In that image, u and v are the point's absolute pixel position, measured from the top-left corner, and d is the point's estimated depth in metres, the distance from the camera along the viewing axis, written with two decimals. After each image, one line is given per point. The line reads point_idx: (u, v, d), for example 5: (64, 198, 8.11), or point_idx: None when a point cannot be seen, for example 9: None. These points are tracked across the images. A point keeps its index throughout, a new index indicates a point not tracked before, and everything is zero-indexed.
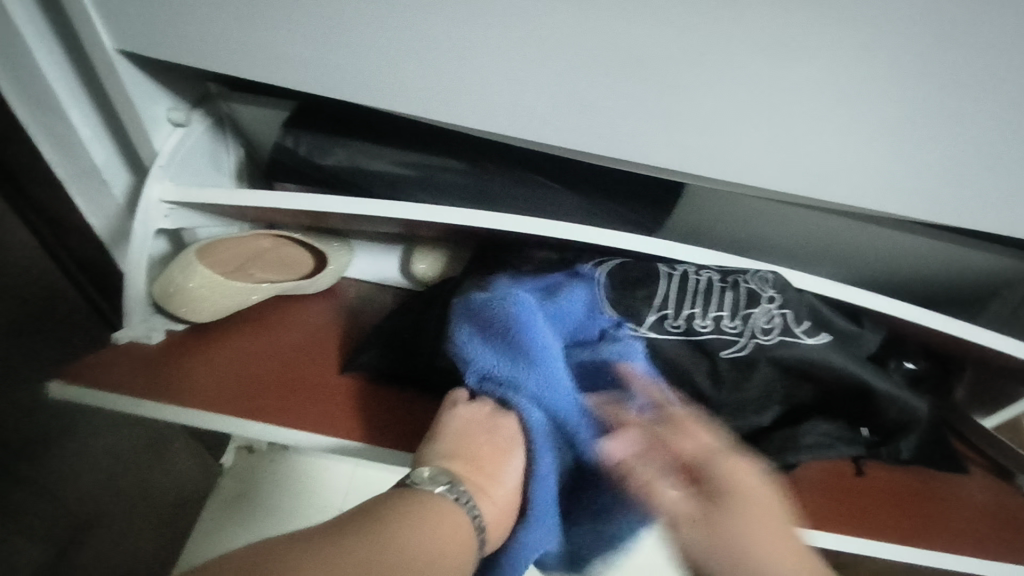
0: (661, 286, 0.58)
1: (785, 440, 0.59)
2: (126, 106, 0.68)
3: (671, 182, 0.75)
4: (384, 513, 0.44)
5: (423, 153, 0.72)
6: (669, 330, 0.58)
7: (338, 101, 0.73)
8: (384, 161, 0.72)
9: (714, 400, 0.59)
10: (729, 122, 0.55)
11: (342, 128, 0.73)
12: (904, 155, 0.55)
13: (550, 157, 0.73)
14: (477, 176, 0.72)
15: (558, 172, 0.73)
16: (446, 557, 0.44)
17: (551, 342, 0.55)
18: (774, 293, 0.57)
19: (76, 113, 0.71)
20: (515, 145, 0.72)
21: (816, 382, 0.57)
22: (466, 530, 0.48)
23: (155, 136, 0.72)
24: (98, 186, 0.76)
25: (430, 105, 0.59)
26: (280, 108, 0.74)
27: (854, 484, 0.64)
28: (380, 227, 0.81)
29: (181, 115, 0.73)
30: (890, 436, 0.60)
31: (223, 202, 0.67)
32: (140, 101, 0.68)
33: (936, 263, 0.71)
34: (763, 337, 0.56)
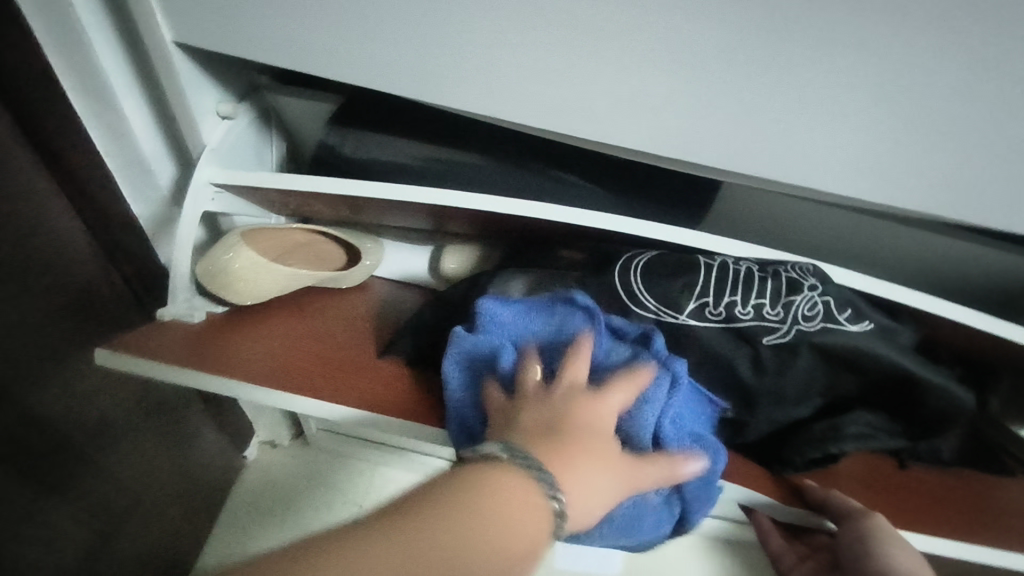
0: (701, 273, 0.58)
1: (826, 431, 0.57)
2: (175, 93, 0.68)
3: (705, 184, 0.77)
4: (467, 492, 0.42)
5: (464, 151, 0.74)
6: (711, 317, 0.58)
7: (381, 96, 0.76)
8: (424, 156, 0.74)
9: (756, 386, 0.57)
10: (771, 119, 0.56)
11: (385, 123, 0.75)
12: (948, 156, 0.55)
13: (585, 155, 0.74)
14: (515, 173, 0.73)
15: (595, 172, 0.75)
16: (506, 545, 0.41)
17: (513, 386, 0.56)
18: (815, 281, 0.57)
19: (129, 102, 0.73)
20: (553, 143, 0.74)
21: (857, 371, 0.56)
22: (538, 525, 0.42)
23: (203, 127, 0.72)
24: (144, 175, 0.77)
25: (479, 99, 0.62)
26: (326, 101, 0.76)
27: (897, 476, 0.65)
28: (415, 224, 0.83)
29: (229, 107, 0.73)
30: (932, 427, 0.57)
31: (268, 185, 0.68)
32: (192, 92, 0.69)
33: (967, 264, 0.73)
34: (806, 323, 0.55)
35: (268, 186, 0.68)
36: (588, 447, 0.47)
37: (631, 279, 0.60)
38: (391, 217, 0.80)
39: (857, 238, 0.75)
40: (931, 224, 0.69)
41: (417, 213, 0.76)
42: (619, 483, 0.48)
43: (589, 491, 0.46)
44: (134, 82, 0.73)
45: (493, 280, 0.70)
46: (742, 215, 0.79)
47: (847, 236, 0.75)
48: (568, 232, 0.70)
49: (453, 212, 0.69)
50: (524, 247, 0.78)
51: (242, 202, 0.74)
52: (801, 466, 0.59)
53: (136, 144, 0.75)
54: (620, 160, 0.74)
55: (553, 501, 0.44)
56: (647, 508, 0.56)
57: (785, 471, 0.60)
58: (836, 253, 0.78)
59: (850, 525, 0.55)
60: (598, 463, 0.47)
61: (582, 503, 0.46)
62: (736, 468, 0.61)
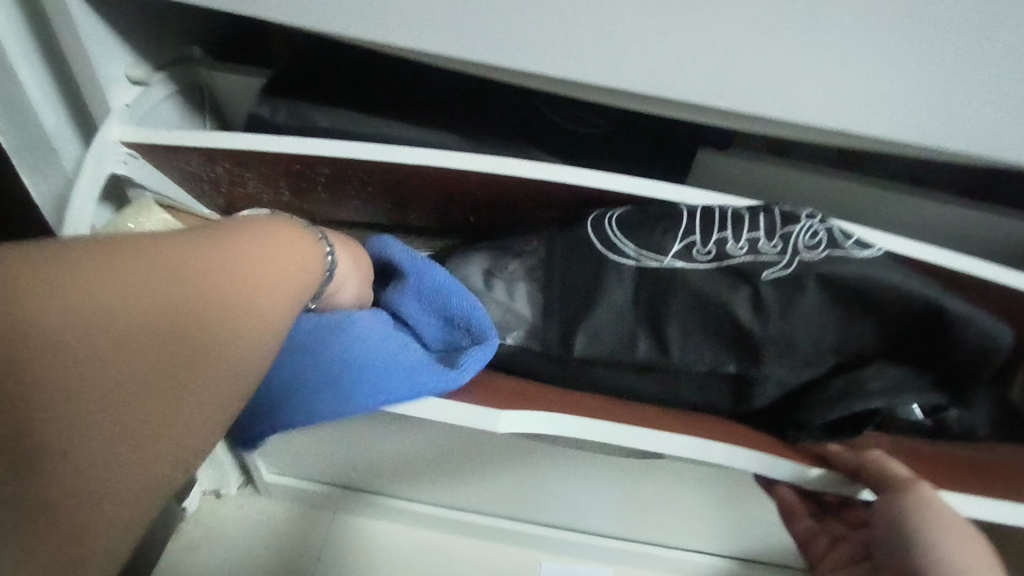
0: (685, 215, 0.51)
1: (846, 384, 0.48)
2: (79, 57, 0.59)
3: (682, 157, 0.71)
4: (271, 248, 0.40)
5: (415, 126, 0.67)
6: (700, 258, 0.50)
7: (318, 62, 0.70)
8: (370, 130, 0.66)
9: (759, 334, 0.48)
10: None
11: (324, 93, 0.68)
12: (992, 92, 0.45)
13: (547, 129, 0.69)
14: (474, 147, 0.67)
15: (558, 145, 0.69)
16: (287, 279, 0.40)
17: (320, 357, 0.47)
18: (813, 211, 0.50)
19: (24, 68, 0.63)
20: (510, 115, 0.69)
21: (876, 312, 0.47)
22: (307, 262, 0.42)
23: (112, 92, 0.62)
24: (48, 154, 0.69)
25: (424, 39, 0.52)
26: (258, 74, 0.70)
27: (938, 454, 0.55)
28: (367, 217, 0.74)
29: (142, 72, 0.64)
30: (968, 378, 0.48)
31: (188, 143, 0.59)
32: (98, 54, 0.60)
33: (955, 235, 0.69)
34: (808, 253, 0.48)
35: (187, 145, 0.60)
36: (291, 246, 0.42)
37: (606, 228, 0.52)
38: (340, 204, 0.71)
39: (839, 206, 0.70)
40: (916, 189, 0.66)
41: (367, 192, 0.67)
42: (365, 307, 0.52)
43: (343, 273, 0.47)
44: (34, 49, 0.63)
45: (454, 257, 0.62)
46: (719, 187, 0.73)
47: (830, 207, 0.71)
48: (535, 197, 0.61)
49: (408, 178, 0.62)
50: (487, 232, 0.70)
51: (157, 176, 0.65)
52: (817, 431, 0.49)
53: (38, 117, 0.66)
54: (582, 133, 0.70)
55: (318, 245, 0.44)
56: (377, 342, 0.47)
57: (800, 437, 0.49)
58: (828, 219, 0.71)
59: (891, 498, 0.43)
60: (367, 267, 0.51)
61: (339, 284, 0.47)
62: (742, 434, 0.49)
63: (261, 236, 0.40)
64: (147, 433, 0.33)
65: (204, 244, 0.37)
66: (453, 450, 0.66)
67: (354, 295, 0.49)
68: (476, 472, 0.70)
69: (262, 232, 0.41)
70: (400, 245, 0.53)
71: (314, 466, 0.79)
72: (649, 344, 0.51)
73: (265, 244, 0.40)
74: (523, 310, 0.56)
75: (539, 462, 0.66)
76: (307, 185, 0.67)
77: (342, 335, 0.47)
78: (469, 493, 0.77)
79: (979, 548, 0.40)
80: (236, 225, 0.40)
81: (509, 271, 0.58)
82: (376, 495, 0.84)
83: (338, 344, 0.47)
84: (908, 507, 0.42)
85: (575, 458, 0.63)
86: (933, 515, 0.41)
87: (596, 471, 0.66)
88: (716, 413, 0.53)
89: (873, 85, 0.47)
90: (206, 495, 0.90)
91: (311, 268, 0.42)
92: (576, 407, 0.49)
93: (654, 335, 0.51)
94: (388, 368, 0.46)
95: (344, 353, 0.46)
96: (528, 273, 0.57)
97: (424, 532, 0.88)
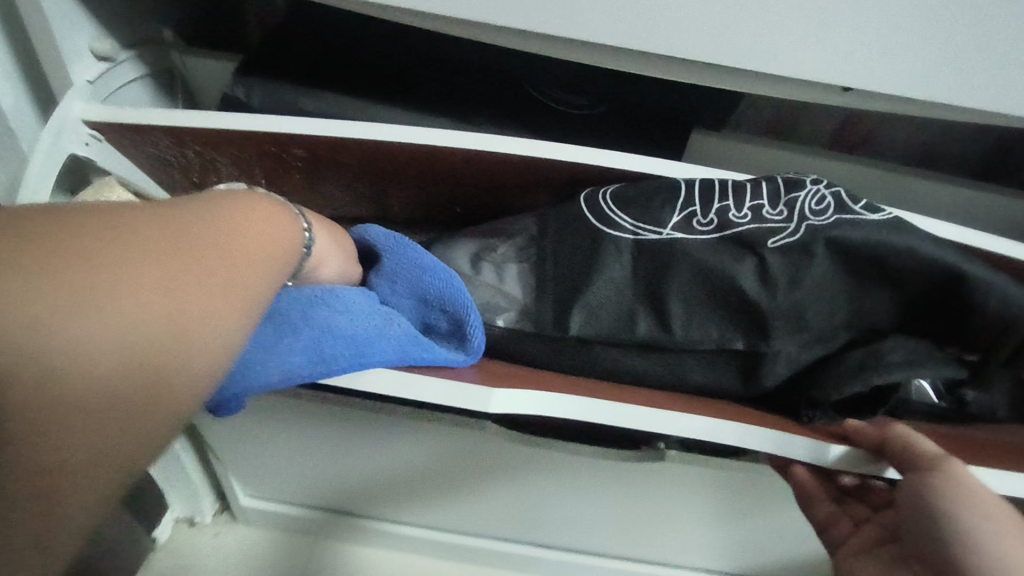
0: (683, 186, 0.49)
1: (864, 357, 0.45)
2: (35, 27, 0.55)
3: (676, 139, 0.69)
4: (246, 220, 0.35)
5: (392, 106, 0.68)
6: (701, 229, 0.47)
7: (289, 45, 0.71)
8: (346, 109, 0.67)
9: (766, 306, 0.45)
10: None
11: (300, 76, 0.68)
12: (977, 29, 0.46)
13: (524, 108, 0.70)
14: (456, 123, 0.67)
15: (542, 121, 0.70)
16: (267, 254, 0.35)
17: (308, 328, 0.40)
18: (818, 177, 0.47)
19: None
20: (485, 93, 0.70)
21: (892, 279, 0.45)
22: (284, 235, 0.37)
23: (75, 67, 0.58)
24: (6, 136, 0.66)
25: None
26: (229, 59, 0.70)
27: (964, 435, 0.51)
28: (350, 212, 0.71)
29: (108, 48, 0.60)
30: (993, 348, 0.45)
31: (155, 121, 0.55)
32: (60, 25, 0.56)
33: (951, 212, 0.69)
34: (815, 218, 0.45)
35: (156, 121, 0.56)
36: (270, 226, 0.36)
37: (599, 200, 0.50)
38: (319, 195, 0.68)
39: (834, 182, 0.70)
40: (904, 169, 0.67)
41: (348, 180, 0.64)
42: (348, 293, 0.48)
43: (322, 249, 0.44)
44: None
45: (438, 244, 0.59)
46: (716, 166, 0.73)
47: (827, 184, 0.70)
48: (524, 177, 0.58)
49: (390, 161, 0.59)
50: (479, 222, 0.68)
51: (120, 158, 0.61)
52: (830, 409, 0.46)
53: None
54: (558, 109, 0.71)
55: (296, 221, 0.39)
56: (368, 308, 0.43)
57: (815, 416, 0.46)
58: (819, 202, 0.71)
59: (916, 478, 0.39)
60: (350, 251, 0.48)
61: (319, 260, 0.44)
62: (754, 415, 0.46)
63: (236, 215, 0.34)
64: (119, 442, 0.29)
65: (177, 223, 0.31)
66: (448, 467, 0.62)
67: (333, 274, 0.46)
68: (471, 490, 0.66)
69: (238, 212, 0.34)
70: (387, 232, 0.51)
71: (300, 491, 0.74)
72: (650, 322, 0.47)
73: (244, 224, 0.34)
74: (514, 292, 0.53)
75: (539, 477, 0.62)
76: (285, 172, 0.63)
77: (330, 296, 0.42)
78: (466, 516, 0.72)
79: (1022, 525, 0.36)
80: (207, 203, 0.34)
81: (497, 254, 0.55)
82: (364, 520, 0.79)
83: (325, 307, 0.41)
84: (934, 487, 0.38)
85: (577, 469, 0.59)
86: (969, 495, 0.37)
87: (601, 487, 0.62)
88: (723, 397, 0.50)
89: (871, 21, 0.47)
90: (179, 523, 0.85)
91: (291, 249, 0.37)
92: (574, 389, 0.46)
93: (655, 311, 0.47)
94: (378, 335, 0.42)
95: (332, 315, 0.41)
96: (518, 254, 0.54)
97: (419, 559, 0.84)
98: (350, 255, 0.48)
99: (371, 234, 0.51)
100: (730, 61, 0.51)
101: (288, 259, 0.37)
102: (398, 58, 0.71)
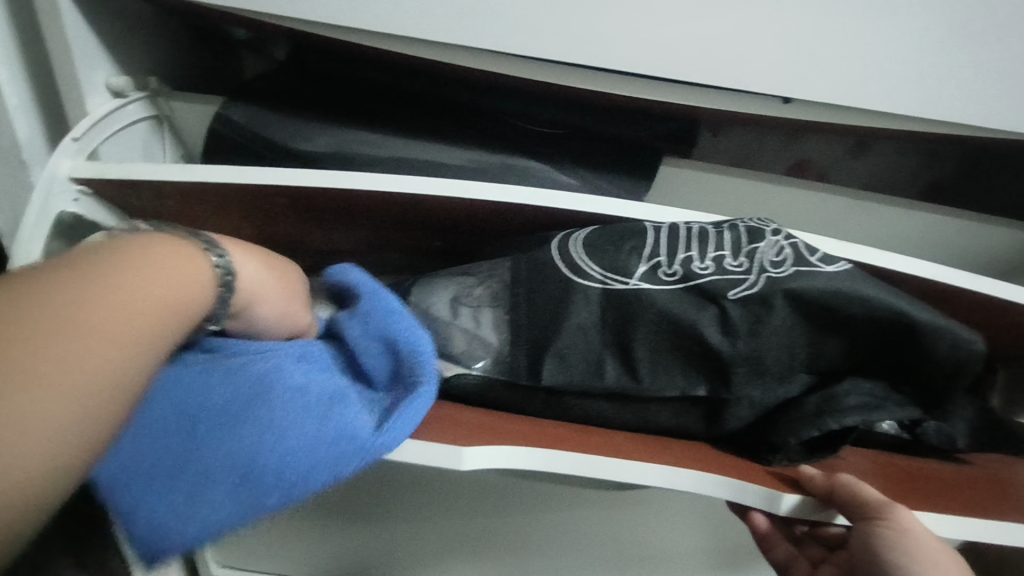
0: (650, 236, 0.51)
1: (821, 403, 0.47)
2: (61, 56, 0.62)
3: (641, 164, 0.74)
4: (171, 247, 0.36)
5: (380, 133, 0.70)
6: (665, 279, 0.49)
7: (282, 81, 0.74)
8: (323, 137, 0.69)
9: (728, 353, 0.47)
10: (697, 20, 0.55)
11: (293, 107, 0.72)
12: (893, 40, 0.53)
13: (505, 133, 0.73)
14: (439, 142, 0.71)
15: (523, 141, 0.73)
16: (201, 277, 0.36)
17: (269, 402, 0.42)
18: (779, 228, 0.49)
19: (4, 75, 0.70)
20: (466, 112, 0.74)
21: (847, 328, 0.46)
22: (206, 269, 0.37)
23: (90, 99, 0.65)
24: (16, 167, 0.73)
25: (402, 20, 0.59)
26: (208, 102, 0.72)
27: (919, 468, 0.54)
28: (343, 247, 0.73)
29: (123, 82, 0.66)
30: (944, 390, 0.47)
31: (141, 176, 0.57)
32: (81, 61, 0.63)
33: (908, 237, 0.73)
34: (774, 270, 0.47)
35: (139, 172, 0.58)
36: (166, 272, 0.34)
37: (569, 248, 0.52)
38: (307, 234, 0.70)
39: (794, 209, 0.74)
40: (856, 193, 0.71)
41: (337, 224, 0.66)
42: (286, 319, 0.47)
43: (255, 282, 0.43)
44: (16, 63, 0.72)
45: (418, 285, 0.61)
46: (685, 194, 0.76)
47: (789, 211, 0.74)
48: (503, 220, 0.61)
49: (374, 209, 0.61)
50: (462, 256, 0.70)
51: (106, 208, 0.64)
52: (793, 453, 0.47)
53: None
54: (535, 126, 0.74)
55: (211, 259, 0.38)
56: (304, 401, 0.43)
57: (777, 463, 0.48)
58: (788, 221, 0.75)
59: (864, 527, 0.42)
60: (294, 288, 0.48)
61: (250, 295, 0.43)
62: (716, 462, 0.48)
63: (117, 265, 0.32)
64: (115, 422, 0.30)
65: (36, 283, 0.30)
66: (440, 522, 0.63)
67: (272, 312, 0.46)
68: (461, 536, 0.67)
69: (120, 258, 0.33)
70: (369, 278, 0.53)
71: (286, 560, 0.70)
72: (619, 369, 0.50)
73: (176, 246, 0.36)
74: (489, 337, 0.55)
75: (529, 519, 0.62)
76: (272, 215, 0.65)
77: (264, 391, 0.42)
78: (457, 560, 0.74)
79: (952, 558, 0.41)
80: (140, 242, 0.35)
81: (474, 297, 0.57)
82: None
83: (267, 389, 0.42)
84: (881, 538, 0.41)
85: (560, 512, 0.61)
86: (913, 544, 0.40)
87: (590, 527, 0.62)
88: (687, 437, 0.52)
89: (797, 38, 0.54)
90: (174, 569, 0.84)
91: (190, 299, 0.35)
92: (542, 440, 0.47)
93: (623, 358, 0.50)
94: (312, 439, 0.42)
95: (278, 398, 0.42)
96: (493, 300, 0.56)
97: None
98: (291, 291, 0.48)
99: (355, 276, 0.54)
100: (681, 74, 0.58)
101: (193, 309, 0.35)
102: (386, 99, 0.74)
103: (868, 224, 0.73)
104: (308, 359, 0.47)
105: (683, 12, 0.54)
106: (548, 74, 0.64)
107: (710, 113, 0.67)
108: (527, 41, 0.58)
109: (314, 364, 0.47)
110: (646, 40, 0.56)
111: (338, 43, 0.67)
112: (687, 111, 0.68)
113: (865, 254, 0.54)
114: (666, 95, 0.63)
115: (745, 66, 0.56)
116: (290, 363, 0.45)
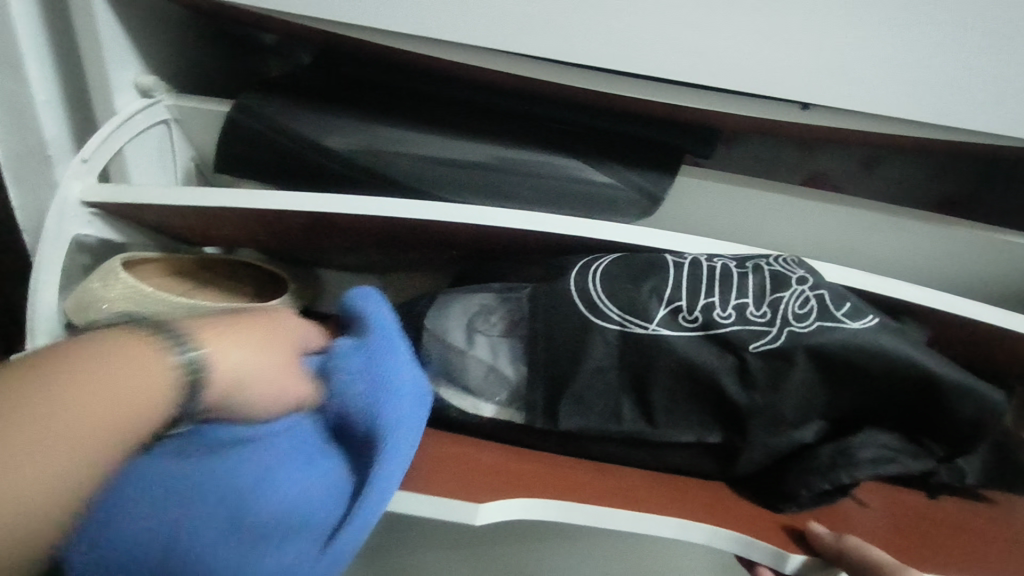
0: (671, 273, 0.49)
1: (836, 455, 0.46)
2: (90, 54, 0.60)
3: (670, 161, 0.69)
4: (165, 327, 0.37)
5: (397, 129, 0.66)
6: (685, 325, 0.47)
7: (294, 75, 0.71)
8: (333, 135, 0.66)
9: (745, 404, 0.47)
10: (738, 35, 0.51)
11: (307, 98, 0.68)
12: (951, 59, 0.49)
13: (527, 131, 0.69)
14: (456, 138, 0.67)
15: (547, 137, 0.68)
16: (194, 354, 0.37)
17: (264, 510, 0.38)
18: (805, 275, 0.48)
19: (33, 71, 0.67)
20: (486, 107, 0.69)
21: (865, 380, 0.46)
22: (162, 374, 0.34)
23: (118, 98, 0.63)
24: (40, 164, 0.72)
25: (423, 25, 0.55)
26: (216, 105, 0.67)
27: (928, 509, 0.54)
28: (355, 254, 0.72)
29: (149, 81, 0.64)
30: (962, 442, 0.46)
31: (155, 200, 0.57)
32: (109, 59, 0.61)
33: (943, 259, 0.68)
34: (798, 323, 0.46)
35: (155, 191, 0.57)
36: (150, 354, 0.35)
37: (589, 283, 0.49)
38: (320, 244, 0.69)
39: (819, 228, 0.70)
40: (885, 208, 0.66)
41: (350, 239, 0.65)
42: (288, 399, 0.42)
43: (240, 366, 0.38)
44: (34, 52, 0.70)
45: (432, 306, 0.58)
46: (704, 211, 0.72)
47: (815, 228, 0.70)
48: (526, 242, 0.59)
49: (392, 224, 0.58)
50: (477, 265, 0.67)
51: (118, 223, 0.64)
52: (805, 501, 0.48)
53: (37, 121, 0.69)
54: (560, 122, 0.69)
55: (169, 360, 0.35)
56: (303, 504, 0.40)
57: (788, 508, 0.49)
58: (815, 241, 0.71)
59: None
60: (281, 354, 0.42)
61: (228, 390, 0.38)
62: (728, 512, 0.49)
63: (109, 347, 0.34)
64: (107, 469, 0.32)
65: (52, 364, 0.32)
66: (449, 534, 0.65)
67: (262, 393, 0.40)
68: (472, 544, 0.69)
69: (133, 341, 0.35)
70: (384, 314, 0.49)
71: None
72: (634, 413, 0.50)
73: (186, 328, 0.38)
74: (504, 370, 0.54)
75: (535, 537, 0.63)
76: (284, 231, 0.64)
77: (264, 487, 0.39)
78: None
79: None
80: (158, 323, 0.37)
81: (489, 326, 0.56)
82: None
83: (260, 495, 0.38)
84: None
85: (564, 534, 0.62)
86: None
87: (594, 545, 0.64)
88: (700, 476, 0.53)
89: (843, 56, 0.50)
90: None
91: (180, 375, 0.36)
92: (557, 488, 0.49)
93: (639, 403, 0.50)
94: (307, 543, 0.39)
95: (270, 504, 0.39)
96: (508, 331, 0.55)
97: None
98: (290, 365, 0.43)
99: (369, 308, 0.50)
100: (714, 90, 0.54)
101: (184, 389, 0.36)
102: (403, 97, 0.69)
103: (902, 245, 0.68)
104: (303, 445, 0.42)
105: (722, 27, 0.51)
106: (573, 80, 0.61)
107: (745, 119, 0.63)
108: (554, 50, 0.55)
109: (309, 451, 0.42)
110: (680, 55, 0.53)
111: (359, 43, 0.63)
112: (722, 118, 0.64)
113: (890, 289, 0.53)
114: (704, 104, 0.60)
115: (789, 81, 0.52)
116: (286, 457, 0.41)
